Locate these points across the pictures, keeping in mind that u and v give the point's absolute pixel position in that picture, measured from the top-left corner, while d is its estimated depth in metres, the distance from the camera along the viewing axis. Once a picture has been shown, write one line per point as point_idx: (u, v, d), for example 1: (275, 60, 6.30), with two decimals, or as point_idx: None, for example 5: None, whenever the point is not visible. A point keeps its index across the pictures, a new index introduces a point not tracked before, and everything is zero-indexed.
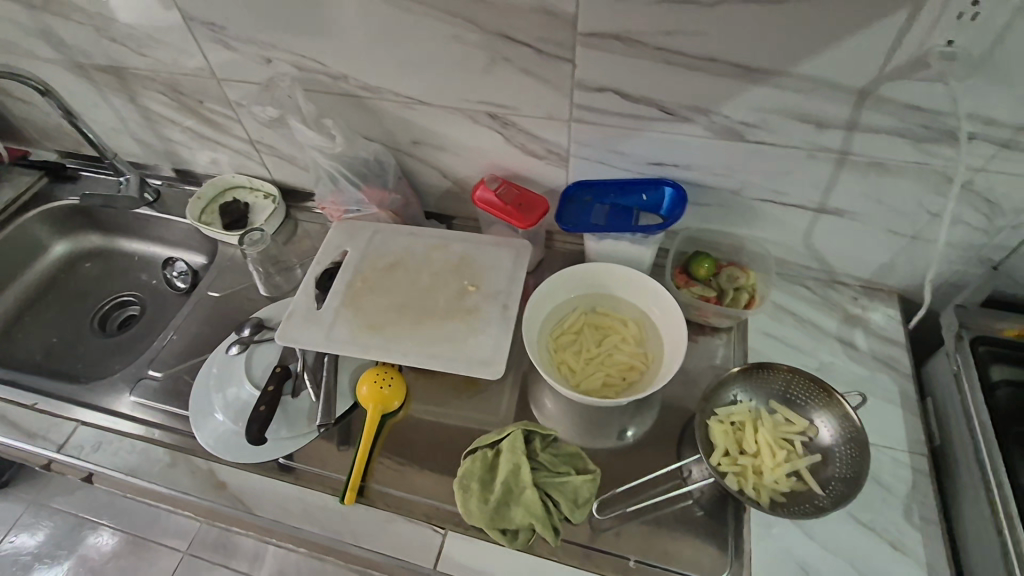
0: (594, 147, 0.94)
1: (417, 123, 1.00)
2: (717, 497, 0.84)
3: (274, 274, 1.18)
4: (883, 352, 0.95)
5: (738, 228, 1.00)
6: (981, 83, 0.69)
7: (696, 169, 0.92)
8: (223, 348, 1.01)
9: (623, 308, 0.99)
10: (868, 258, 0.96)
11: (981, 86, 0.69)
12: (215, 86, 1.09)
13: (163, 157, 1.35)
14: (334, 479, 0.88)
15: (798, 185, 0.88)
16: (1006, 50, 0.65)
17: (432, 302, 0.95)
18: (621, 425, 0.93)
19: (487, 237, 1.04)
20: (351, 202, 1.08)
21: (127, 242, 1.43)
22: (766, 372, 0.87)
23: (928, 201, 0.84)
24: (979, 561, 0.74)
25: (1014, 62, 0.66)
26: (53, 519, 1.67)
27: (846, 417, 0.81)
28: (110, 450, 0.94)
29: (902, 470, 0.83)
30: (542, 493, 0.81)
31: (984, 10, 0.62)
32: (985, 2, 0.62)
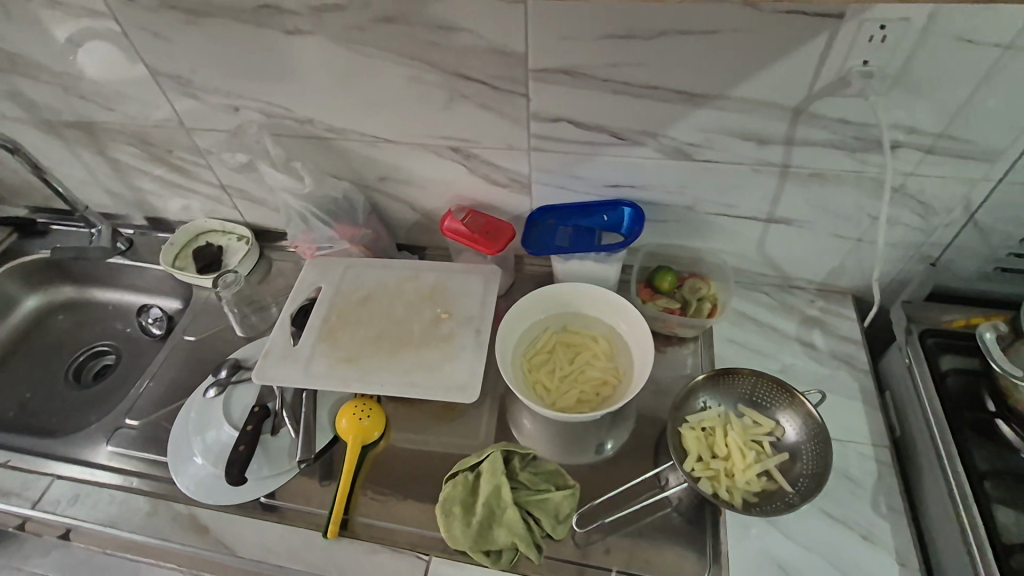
0: (553, 173, 0.99)
1: (384, 160, 1.04)
2: (695, 502, 0.86)
3: (250, 315, 1.19)
4: (842, 350, 1.00)
5: (696, 242, 1.05)
6: (897, 96, 0.75)
7: (651, 188, 0.97)
8: (201, 392, 1.02)
9: (593, 325, 1.02)
10: (820, 262, 1.01)
11: (898, 99, 0.75)
12: (184, 136, 1.12)
13: (135, 207, 1.37)
14: (317, 514, 0.88)
15: (747, 198, 0.94)
16: (915, 65, 0.71)
17: (406, 332, 0.97)
18: (599, 440, 0.96)
19: (457, 265, 1.08)
20: (323, 238, 1.10)
21: (101, 292, 1.43)
22: (731, 378, 0.91)
23: (866, 205, 0.89)
24: (946, 545, 0.77)
25: (923, 76, 0.72)
26: None
27: (809, 415, 0.85)
28: (89, 503, 0.93)
29: (868, 463, 0.86)
30: (524, 512, 0.83)
31: (891, 32, 0.68)
32: (891, 26, 0.68)
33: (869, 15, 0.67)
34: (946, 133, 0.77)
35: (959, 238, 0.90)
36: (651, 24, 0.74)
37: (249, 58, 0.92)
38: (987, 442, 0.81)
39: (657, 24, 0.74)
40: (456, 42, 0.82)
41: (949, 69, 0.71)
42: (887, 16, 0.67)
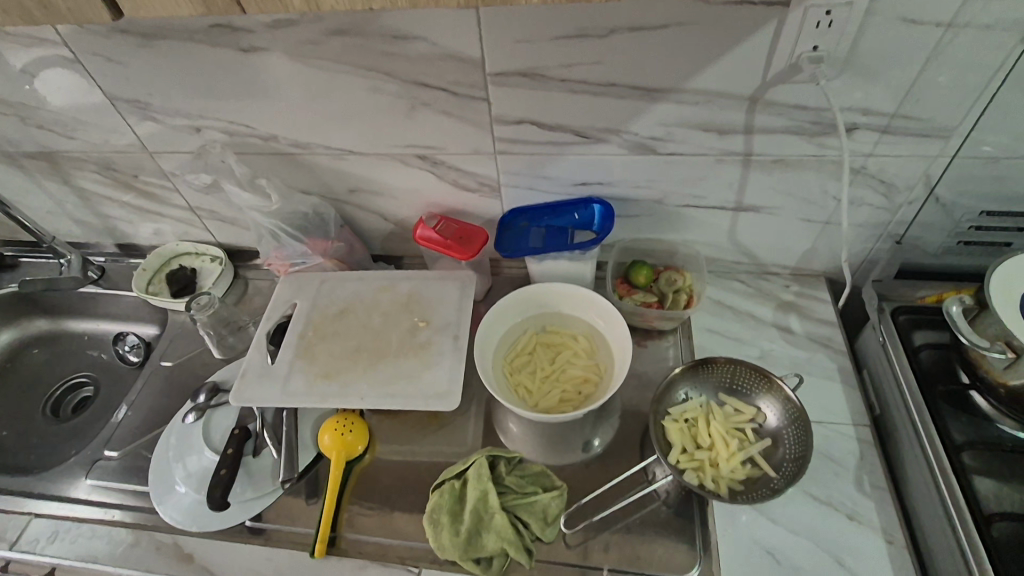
0: (521, 175, 0.99)
1: (351, 172, 1.03)
2: (682, 494, 0.87)
3: (227, 336, 1.17)
4: (818, 333, 1.01)
5: (669, 234, 1.05)
6: (850, 80, 0.76)
7: (619, 184, 0.97)
8: (180, 418, 1.00)
9: (572, 324, 1.02)
10: (791, 246, 1.02)
11: (851, 82, 0.76)
12: (149, 160, 1.10)
13: (105, 234, 1.35)
14: (304, 534, 0.87)
15: (714, 188, 0.94)
16: (864, 48, 0.73)
17: (384, 343, 0.96)
18: (585, 438, 0.95)
19: (433, 273, 1.07)
20: (295, 255, 1.09)
21: (76, 323, 1.41)
22: (710, 367, 0.91)
23: (830, 188, 0.90)
24: (929, 518, 0.77)
25: (873, 58, 0.73)
26: None
27: (788, 399, 0.86)
28: (70, 540, 0.90)
29: (849, 442, 0.87)
30: (513, 516, 0.82)
31: (837, 18, 0.69)
32: (836, 11, 0.68)
33: (814, 2, 0.68)
34: (900, 113, 0.79)
35: (922, 215, 0.92)
36: (603, 22, 0.74)
37: (207, 78, 0.91)
38: (962, 413, 0.82)
39: (610, 22, 0.74)
40: (413, 51, 0.82)
41: (897, 49, 0.72)
42: (832, 2, 0.68)
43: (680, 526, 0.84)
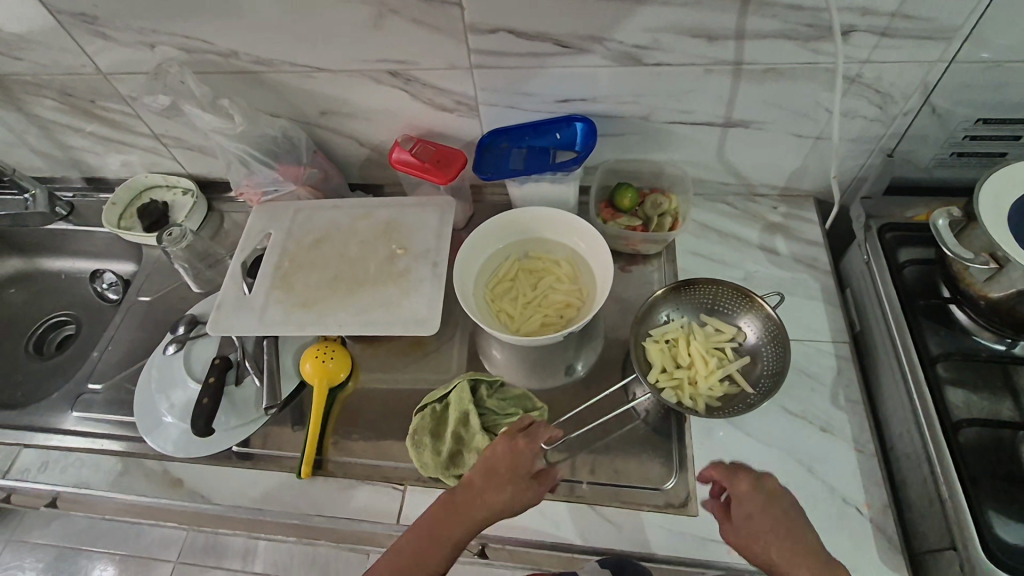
0: (499, 92, 0.93)
1: (320, 92, 0.98)
2: (662, 412, 0.88)
3: (204, 270, 1.15)
4: (804, 254, 0.99)
5: (655, 154, 1.02)
6: None
7: (603, 100, 0.92)
8: (160, 350, 1.00)
9: (554, 249, 1.00)
10: (780, 165, 0.99)
11: None
12: (104, 83, 1.03)
13: (69, 167, 1.29)
14: (291, 458, 0.89)
15: (702, 102, 0.90)
16: None
17: (363, 271, 0.95)
18: (568, 362, 0.96)
19: (411, 199, 1.04)
20: (267, 182, 1.05)
21: (50, 261, 1.37)
22: (692, 288, 0.90)
23: (823, 100, 0.86)
24: (901, 427, 0.79)
25: None
26: (38, 553, 1.65)
27: (768, 318, 0.86)
28: (62, 468, 0.92)
29: (827, 359, 0.88)
30: (494, 437, 0.84)
31: None
32: None
33: None
34: (901, 12, 0.73)
35: (916, 126, 0.88)
36: None
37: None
38: (941, 327, 0.82)
39: None
40: None
41: None
42: None
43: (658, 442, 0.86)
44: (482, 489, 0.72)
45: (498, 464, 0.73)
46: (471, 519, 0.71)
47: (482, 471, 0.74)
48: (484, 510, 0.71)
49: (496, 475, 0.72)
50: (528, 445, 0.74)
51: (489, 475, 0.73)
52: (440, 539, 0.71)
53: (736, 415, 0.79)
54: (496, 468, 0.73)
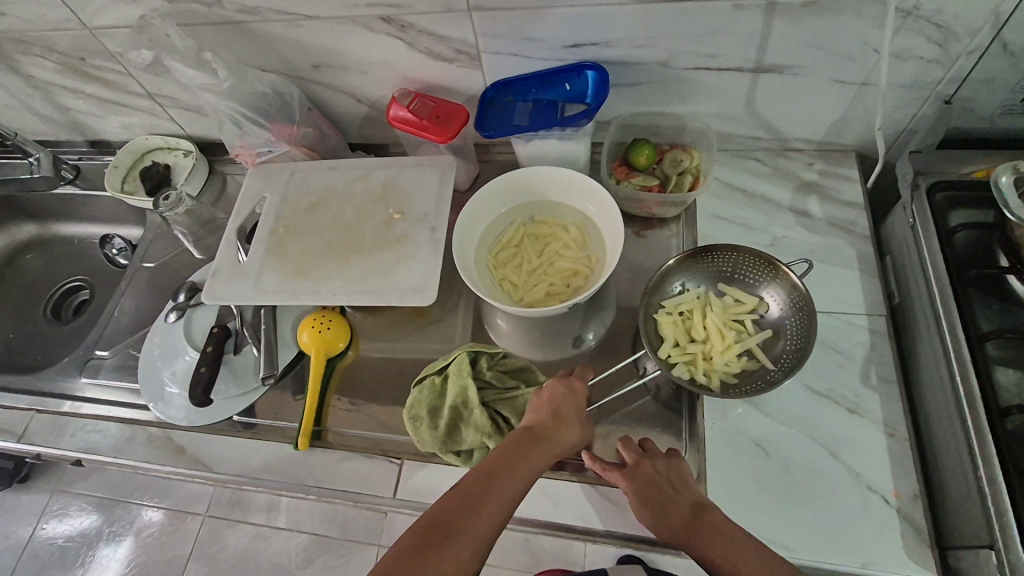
0: (502, 39, 0.85)
1: (310, 43, 0.90)
2: (673, 388, 0.83)
3: (206, 236, 1.12)
4: (841, 217, 0.90)
5: (676, 106, 0.92)
6: None
7: (617, 45, 0.83)
8: (162, 317, 0.98)
9: (563, 213, 0.93)
10: (818, 116, 0.88)
11: None
12: (90, 39, 0.98)
13: (71, 130, 1.26)
14: (290, 428, 0.88)
15: (729, 44, 0.79)
16: None
17: (358, 237, 0.89)
18: (575, 333, 0.90)
19: (411, 158, 0.97)
20: (261, 143, 1.00)
21: (63, 226, 1.37)
22: (711, 256, 0.83)
23: (871, 38, 0.75)
24: (938, 411, 0.72)
25: None
26: (78, 502, 1.72)
27: (794, 288, 0.78)
28: (72, 433, 0.93)
29: (860, 334, 0.80)
30: (494, 413, 0.80)
31: None
32: None
33: None
34: None
35: (982, 67, 0.76)
36: None
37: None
38: (994, 300, 0.73)
39: None
40: None
41: None
42: None
43: (667, 419, 0.81)
44: (552, 425, 0.70)
45: (559, 404, 0.73)
46: (543, 455, 0.67)
47: (546, 411, 0.72)
48: (555, 445, 0.69)
49: (560, 411, 0.72)
50: (583, 386, 0.76)
51: (557, 413, 0.72)
52: (481, 506, 0.60)
53: (753, 395, 0.73)
54: (557, 406, 0.73)
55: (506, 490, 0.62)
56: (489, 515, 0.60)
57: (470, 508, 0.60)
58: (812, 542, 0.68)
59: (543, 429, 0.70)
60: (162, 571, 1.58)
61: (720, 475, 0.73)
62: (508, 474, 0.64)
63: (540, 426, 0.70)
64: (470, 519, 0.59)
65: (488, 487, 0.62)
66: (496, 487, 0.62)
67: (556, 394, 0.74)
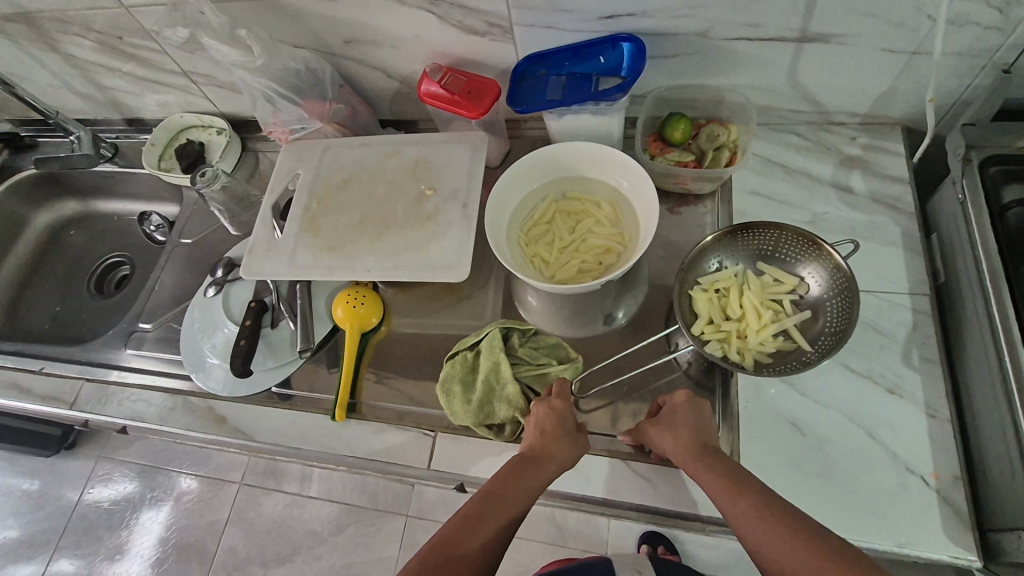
0: (536, 10, 0.83)
1: (341, 18, 0.90)
2: (705, 365, 0.82)
3: (241, 212, 1.14)
4: (885, 193, 0.87)
5: (714, 79, 0.89)
6: None
7: (654, 15, 0.80)
8: (200, 292, 1.01)
9: (595, 189, 0.92)
10: (865, 87, 0.85)
11: None
12: (127, 17, 0.99)
13: (109, 108, 1.29)
14: (326, 400, 0.90)
15: (772, 13, 0.76)
16: None
17: (391, 213, 0.91)
18: (607, 311, 0.90)
19: (441, 135, 0.97)
20: (293, 119, 1.01)
21: (104, 203, 1.41)
22: (750, 233, 0.81)
23: (925, 3, 0.71)
24: (983, 391, 0.70)
25: None
26: (122, 468, 1.80)
27: (836, 267, 0.76)
28: (118, 401, 0.97)
29: (902, 314, 0.78)
30: (525, 387, 0.81)
31: None
32: None
33: None
34: None
35: None
36: None
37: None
38: None
39: None
40: None
41: None
42: None
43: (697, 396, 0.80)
44: (541, 443, 0.70)
45: (545, 422, 0.73)
46: (532, 477, 0.67)
47: (533, 430, 0.73)
48: (546, 461, 0.69)
49: (548, 427, 0.72)
50: (566, 402, 0.75)
51: (544, 430, 0.72)
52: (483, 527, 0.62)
53: (788, 373, 0.72)
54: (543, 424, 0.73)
55: (500, 514, 0.63)
56: (483, 540, 0.61)
57: (466, 535, 0.61)
58: (846, 521, 0.67)
59: (531, 451, 0.70)
60: (202, 534, 1.66)
61: (753, 452, 0.73)
62: (502, 498, 0.64)
63: (528, 450, 0.70)
64: (467, 543, 0.60)
65: (483, 513, 0.63)
66: (491, 513, 0.63)
67: (541, 413, 0.74)
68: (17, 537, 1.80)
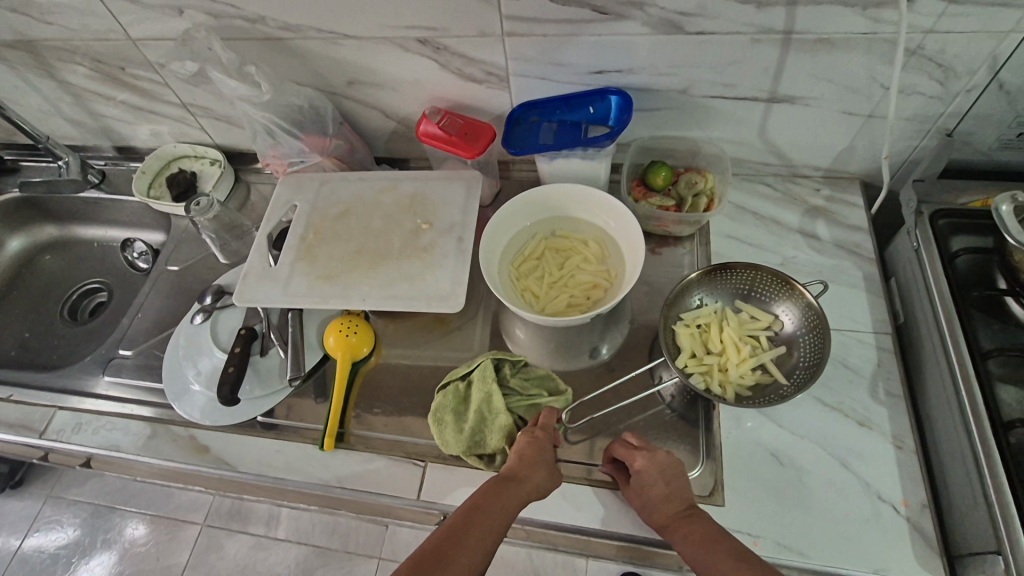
0: (532, 62, 0.89)
1: (346, 61, 0.95)
2: (688, 399, 0.85)
3: (231, 241, 1.16)
4: (848, 240, 0.94)
5: (693, 131, 0.97)
6: None
7: (640, 72, 0.88)
8: (187, 319, 1.00)
9: (583, 229, 0.97)
10: (827, 144, 0.93)
11: None
12: (132, 49, 1.02)
13: (101, 136, 1.29)
14: (313, 429, 0.89)
15: (745, 76, 0.85)
16: None
17: (387, 245, 0.91)
18: (592, 344, 0.93)
19: (438, 172, 1.00)
20: (293, 152, 1.03)
21: (84, 229, 1.39)
22: (728, 273, 0.86)
23: (878, 74, 0.80)
24: (943, 423, 0.76)
25: None
26: (74, 509, 1.70)
27: (807, 306, 0.82)
28: (92, 430, 0.94)
29: (869, 351, 0.83)
30: (516, 418, 0.82)
31: None
32: None
33: None
34: None
35: (980, 104, 0.82)
36: None
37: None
38: (994, 321, 0.78)
39: None
40: None
41: None
42: None
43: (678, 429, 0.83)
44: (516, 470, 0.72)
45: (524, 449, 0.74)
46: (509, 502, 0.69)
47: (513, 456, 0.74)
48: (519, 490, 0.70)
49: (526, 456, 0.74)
50: (549, 432, 0.77)
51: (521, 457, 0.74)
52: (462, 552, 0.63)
53: (766, 403, 0.75)
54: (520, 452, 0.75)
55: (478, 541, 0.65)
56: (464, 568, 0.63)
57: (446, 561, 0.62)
58: (825, 549, 0.70)
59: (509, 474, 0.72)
60: None
61: (736, 481, 0.76)
62: (475, 521, 0.66)
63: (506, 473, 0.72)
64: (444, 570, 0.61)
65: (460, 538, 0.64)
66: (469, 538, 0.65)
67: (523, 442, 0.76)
68: None
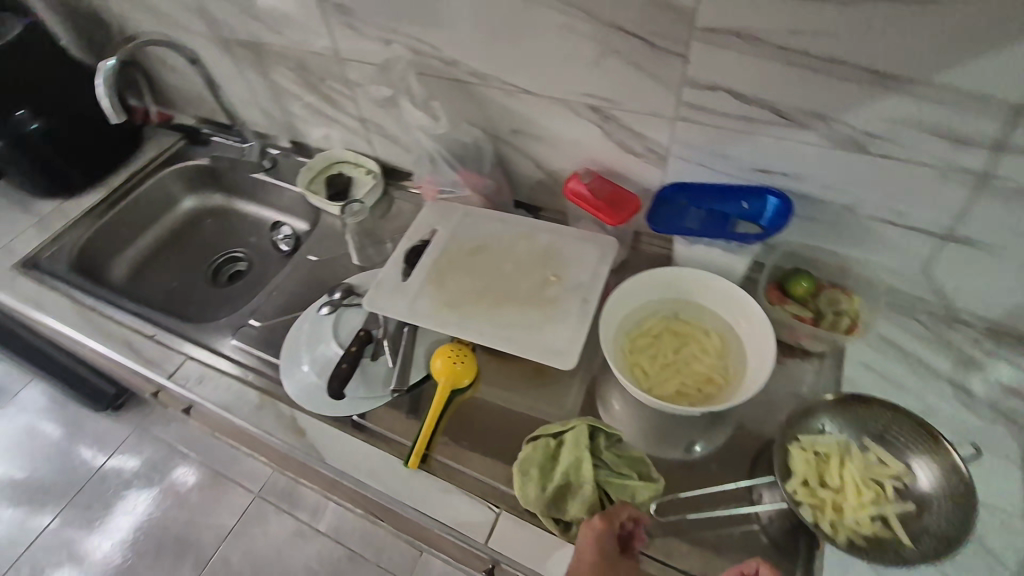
0: (697, 149, 0.91)
1: (519, 112, 1.02)
2: (787, 526, 0.79)
3: (367, 246, 1.25)
4: (1006, 406, 0.85)
5: (847, 250, 0.93)
6: None
7: (806, 180, 0.87)
8: (315, 307, 1.10)
9: (706, 319, 0.95)
10: (1000, 297, 0.86)
11: None
12: (337, 66, 1.16)
13: (283, 129, 1.46)
14: (402, 443, 0.92)
15: (921, 208, 0.81)
16: None
17: (513, 289, 0.96)
18: (689, 440, 0.89)
19: (573, 230, 1.04)
20: (446, 182, 1.14)
21: (244, 204, 1.57)
22: (865, 407, 0.80)
23: None
24: None
25: None
26: (152, 446, 1.96)
27: (953, 471, 0.73)
28: (212, 385, 1.04)
29: (1015, 537, 0.73)
30: (602, 493, 0.79)
31: None
32: None
33: None
34: None
35: None
36: None
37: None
38: None
39: None
40: None
41: None
42: None
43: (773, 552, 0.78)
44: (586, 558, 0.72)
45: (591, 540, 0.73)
46: None
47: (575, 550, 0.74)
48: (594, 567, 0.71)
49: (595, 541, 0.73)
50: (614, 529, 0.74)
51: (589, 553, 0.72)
52: None
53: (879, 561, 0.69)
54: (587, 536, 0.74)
55: None
56: None
57: None
58: None
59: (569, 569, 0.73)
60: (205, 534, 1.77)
61: None
62: None
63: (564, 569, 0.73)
64: None
65: None
66: None
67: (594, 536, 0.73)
68: (40, 480, 1.93)
